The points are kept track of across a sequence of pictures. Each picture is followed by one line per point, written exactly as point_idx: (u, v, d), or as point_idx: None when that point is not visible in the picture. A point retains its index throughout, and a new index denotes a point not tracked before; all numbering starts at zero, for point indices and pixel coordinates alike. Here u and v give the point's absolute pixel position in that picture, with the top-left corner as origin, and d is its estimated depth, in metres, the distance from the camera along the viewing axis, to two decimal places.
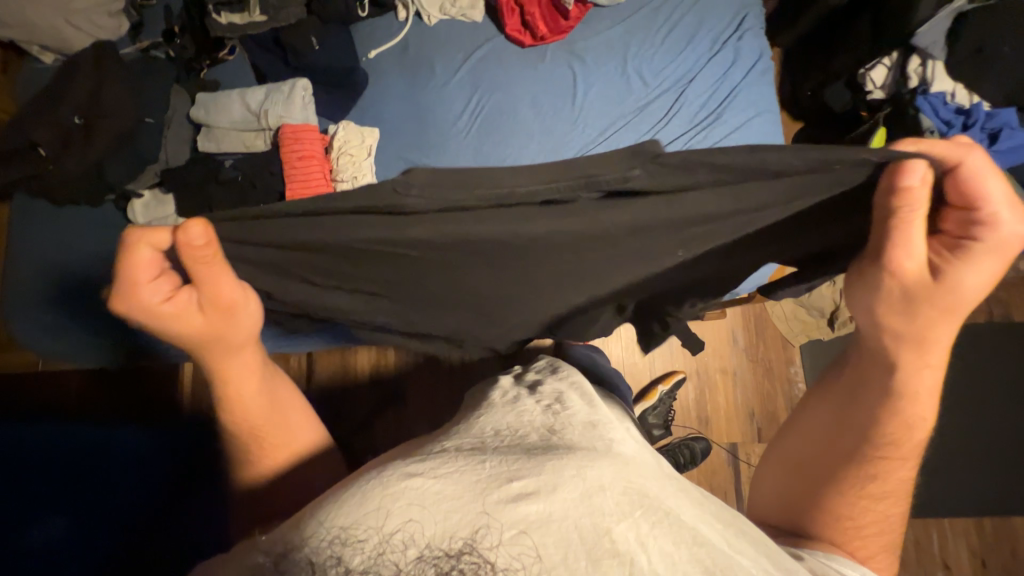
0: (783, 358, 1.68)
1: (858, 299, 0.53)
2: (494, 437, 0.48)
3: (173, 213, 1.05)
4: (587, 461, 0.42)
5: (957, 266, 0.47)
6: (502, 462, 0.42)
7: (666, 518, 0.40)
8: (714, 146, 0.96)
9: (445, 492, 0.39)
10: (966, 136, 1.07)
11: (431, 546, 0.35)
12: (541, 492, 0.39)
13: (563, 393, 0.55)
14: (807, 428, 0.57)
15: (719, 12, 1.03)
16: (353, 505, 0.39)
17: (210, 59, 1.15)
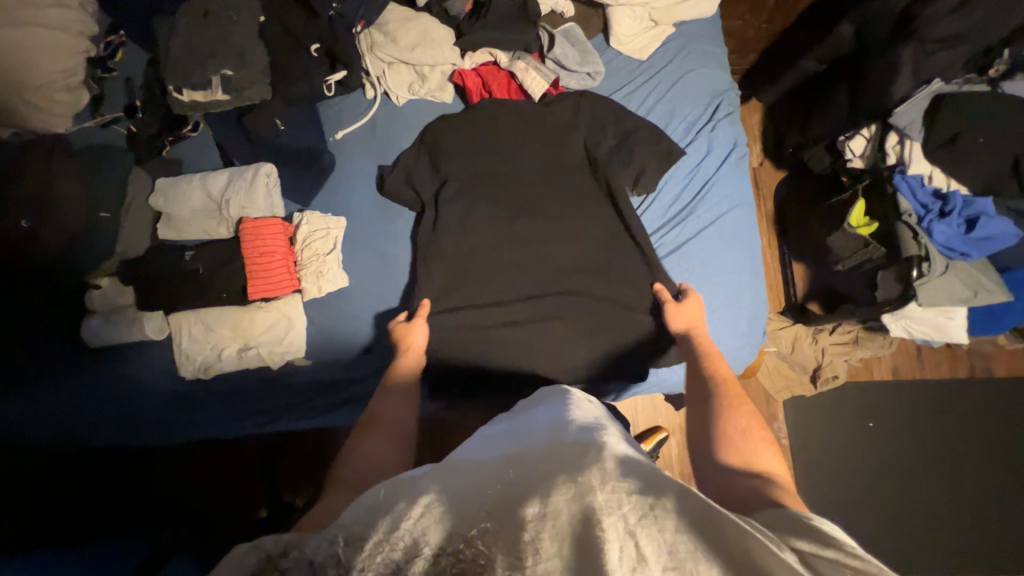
0: (767, 414, 1.64)
1: (728, 431, 0.73)
2: (499, 468, 0.57)
3: (133, 305, 1.01)
4: (579, 475, 0.52)
5: (731, 429, 0.73)
6: (501, 494, 0.52)
7: (649, 510, 0.47)
8: (688, 245, 0.95)
9: (457, 502, 0.51)
10: (945, 222, 1.05)
11: (435, 552, 0.46)
12: (538, 502, 0.49)
13: (567, 433, 0.62)
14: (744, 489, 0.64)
15: (694, 99, 1.00)
16: (380, 516, 0.50)
17: (172, 135, 1.10)
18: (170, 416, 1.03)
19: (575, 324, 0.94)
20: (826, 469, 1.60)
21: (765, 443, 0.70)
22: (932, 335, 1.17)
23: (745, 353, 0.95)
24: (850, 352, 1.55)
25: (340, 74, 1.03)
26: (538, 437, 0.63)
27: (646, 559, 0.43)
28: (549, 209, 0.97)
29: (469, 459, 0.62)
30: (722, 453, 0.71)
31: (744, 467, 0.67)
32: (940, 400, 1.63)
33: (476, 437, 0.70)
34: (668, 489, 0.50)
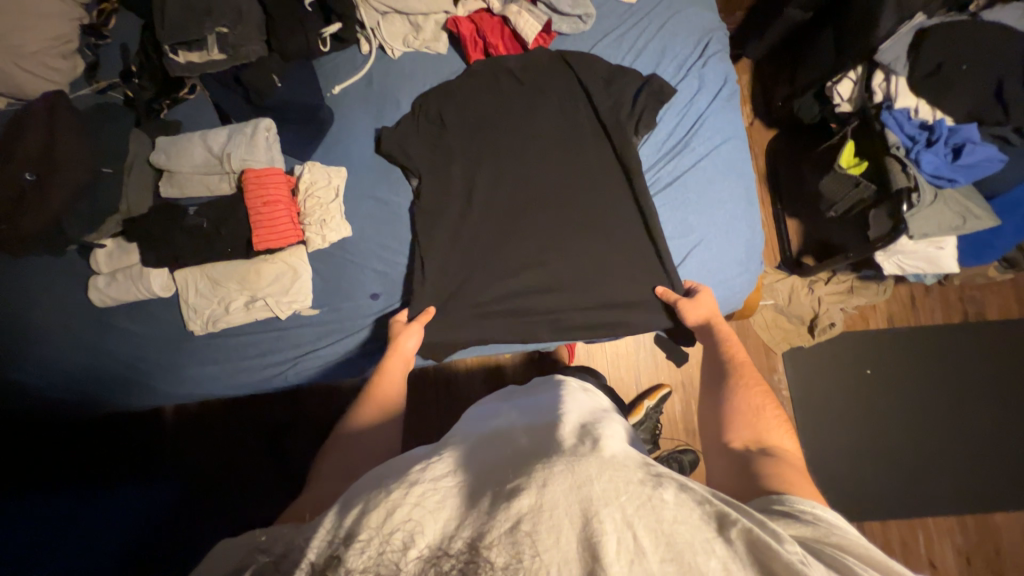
0: (767, 366, 1.66)
1: (740, 412, 0.74)
2: (496, 465, 0.56)
3: (139, 263, 1.02)
4: (577, 465, 0.50)
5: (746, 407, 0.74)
6: (499, 485, 0.50)
7: (649, 500, 0.46)
8: (683, 176, 0.98)
9: (453, 499, 0.50)
10: (932, 151, 1.07)
11: (432, 549, 0.43)
12: (533, 490, 0.47)
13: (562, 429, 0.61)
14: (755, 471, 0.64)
15: (684, 37, 1.02)
16: (370, 504, 0.48)
17: (170, 98, 1.12)
18: (182, 370, 1.05)
19: (577, 259, 0.97)
20: (826, 418, 1.63)
21: (776, 420, 0.72)
22: (924, 268, 1.20)
23: (744, 279, 0.99)
24: (846, 301, 1.59)
25: (336, 27, 1.06)
26: (534, 434, 0.62)
27: (646, 548, 0.42)
28: (547, 150, 0.99)
29: (465, 451, 0.60)
30: (732, 429, 0.72)
31: (754, 443, 0.69)
32: (934, 346, 1.66)
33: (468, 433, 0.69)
34: (668, 481, 0.50)
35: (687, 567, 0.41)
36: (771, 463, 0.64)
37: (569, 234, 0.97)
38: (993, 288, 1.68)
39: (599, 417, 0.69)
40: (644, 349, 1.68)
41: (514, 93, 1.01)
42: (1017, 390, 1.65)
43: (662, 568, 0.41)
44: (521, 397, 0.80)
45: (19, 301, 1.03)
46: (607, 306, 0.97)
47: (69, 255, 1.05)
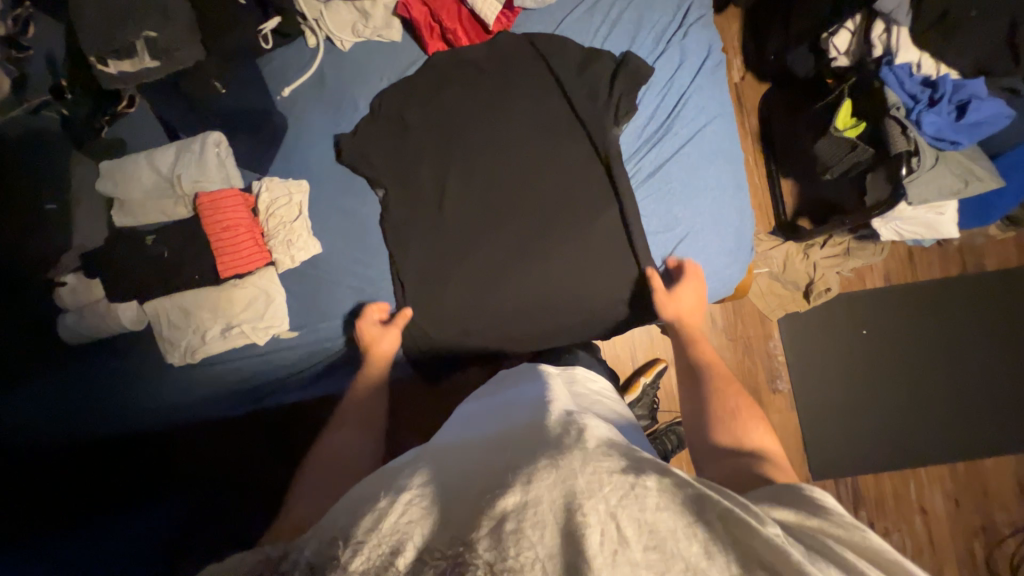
0: (762, 333, 1.64)
1: (722, 411, 0.77)
2: (482, 463, 0.55)
3: (103, 298, 0.98)
4: (561, 457, 0.49)
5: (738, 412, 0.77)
6: (485, 485, 0.50)
7: (633, 488, 0.45)
8: (666, 165, 0.91)
9: (442, 502, 0.49)
10: (935, 111, 0.99)
11: (426, 552, 0.42)
12: (518, 489, 0.46)
13: (545, 418, 0.60)
14: (751, 471, 0.65)
15: (662, 5, 0.92)
16: (360, 513, 0.47)
17: (108, 115, 1.02)
18: (169, 404, 1.03)
19: (557, 261, 0.92)
20: (822, 380, 1.64)
21: (755, 421, 0.75)
22: (922, 234, 1.14)
23: (733, 270, 0.94)
24: (842, 264, 1.55)
25: (275, 22, 0.96)
26: (518, 427, 0.61)
27: (631, 538, 0.41)
28: (519, 145, 0.92)
29: (452, 453, 0.59)
30: (717, 433, 0.74)
31: (739, 446, 0.71)
32: (931, 301, 1.64)
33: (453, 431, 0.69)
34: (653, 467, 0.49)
35: (669, 555, 0.40)
36: (764, 468, 0.66)
37: (548, 235, 0.92)
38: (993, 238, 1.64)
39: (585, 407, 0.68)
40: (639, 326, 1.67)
41: (478, 83, 0.93)
42: (1012, 338, 1.65)
43: (644, 557, 0.40)
44: (505, 390, 0.79)
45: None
46: (591, 307, 0.94)
47: None
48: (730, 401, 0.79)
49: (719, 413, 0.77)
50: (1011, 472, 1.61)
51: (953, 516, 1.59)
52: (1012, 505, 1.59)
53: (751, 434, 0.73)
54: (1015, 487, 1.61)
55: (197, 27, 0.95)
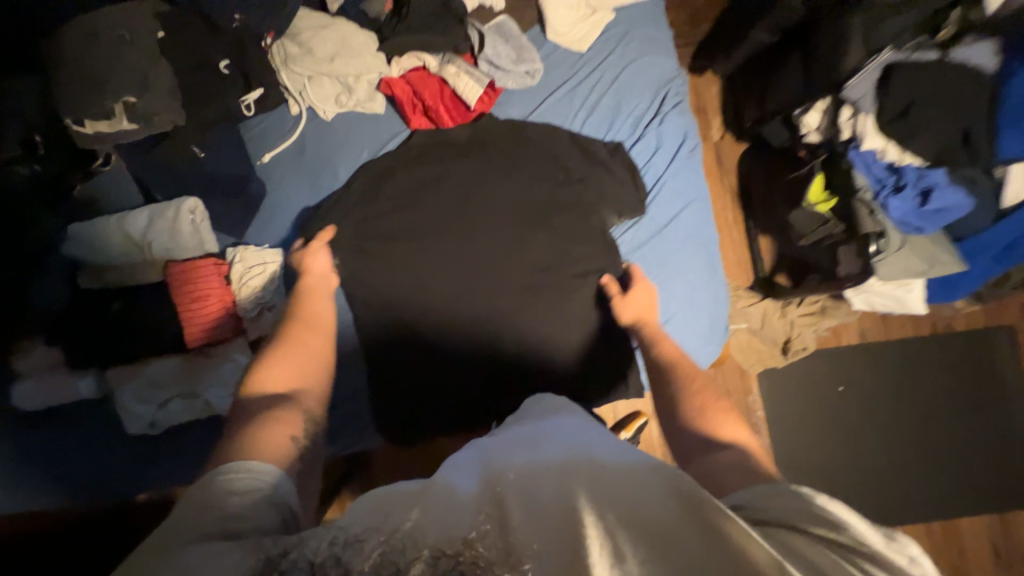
0: (741, 389, 1.64)
1: (688, 407, 0.72)
2: (487, 458, 0.53)
3: (60, 362, 0.94)
4: (567, 468, 0.47)
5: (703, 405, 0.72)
6: (485, 484, 0.48)
7: (634, 502, 0.43)
8: (643, 247, 0.93)
9: (447, 492, 0.47)
10: (899, 197, 1.04)
11: (428, 549, 0.41)
12: (519, 499, 0.45)
13: (552, 422, 0.58)
14: (724, 459, 0.60)
15: (639, 91, 0.96)
16: (362, 507, 0.46)
17: (82, 173, 0.99)
18: (121, 476, 0.98)
19: (533, 332, 0.92)
20: (800, 436, 1.63)
21: (724, 413, 0.70)
22: (891, 309, 1.18)
23: (709, 352, 0.94)
24: (818, 323, 1.58)
25: (257, 93, 0.95)
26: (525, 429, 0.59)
27: (633, 560, 0.39)
28: (497, 222, 0.93)
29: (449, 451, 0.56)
30: (689, 432, 0.68)
31: (709, 440, 0.65)
32: (906, 360, 1.67)
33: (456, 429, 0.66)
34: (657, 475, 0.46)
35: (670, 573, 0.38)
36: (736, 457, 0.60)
37: (528, 312, 0.90)
38: None
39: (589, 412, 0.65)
40: None
41: (460, 159, 0.94)
42: (981, 398, 1.69)
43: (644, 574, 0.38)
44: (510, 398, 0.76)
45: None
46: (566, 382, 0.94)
47: None
48: (693, 394, 0.74)
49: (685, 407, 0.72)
50: (984, 534, 1.62)
51: None
52: (988, 567, 1.59)
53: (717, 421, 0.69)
54: (989, 551, 1.61)
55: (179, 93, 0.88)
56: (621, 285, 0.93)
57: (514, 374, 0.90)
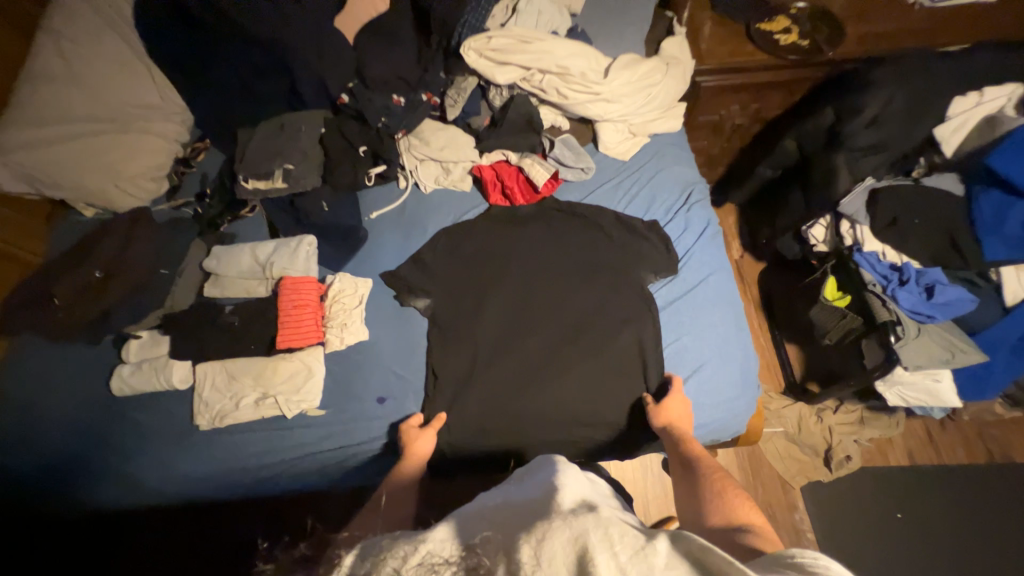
0: (785, 503, 1.53)
1: (708, 496, 0.78)
2: (510, 515, 0.63)
3: (165, 354, 1.09)
4: (577, 518, 0.56)
5: (723, 493, 0.77)
6: (502, 531, 0.59)
7: (642, 548, 0.51)
8: (676, 302, 1.08)
9: (468, 535, 0.59)
10: (907, 290, 1.16)
11: (450, 567, 0.53)
12: (533, 537, 0.54)
13: (565, 488, 0.68)
14: (739, 538, 0.67)
15: (670, 188, 1.22)
16: (398, 539, 0.59)
17: (231, 215, 1.29)
18: (178, 469, 1.03)
19: (576, 367, 1.05)
20: (861, 568, 1.45)
21: (740, 495, 0.75)
22: (928, 401, 1.20)
23: (742, 402, 1.01)
24: (859, 433, 1.56)
25: (381, 168, 1.28)
26: (545, 491, 0.68)
27: None
28: (552, 277, 1.14)
29: (470, 516, 0.64)
30: (708, 515, 0.74)
31: (727, 523, 0.71)
32: (968, 489, 1.54)
33: (488, 492, 0.76)
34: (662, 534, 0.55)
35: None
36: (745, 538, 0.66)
37: (572, 348, 1.07)
38: (1013, 427, 1.63)
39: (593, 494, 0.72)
40: (652, 475, 1.63)
41: (526, 229, 1.20)
42: None
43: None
44: (529, 467, 0.84)
45: (56, 383, 1.11)
46: (602, 418, 1.02)
47: (105, 344, 1.14)
48: (712, 484, 0.79)
49: (706, 496, 0.78)
50: None
51: None
52: None
53: (732, 504, 0.75)
54: None
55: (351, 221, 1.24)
56: (658, 334, 1.05)
57: (555, 404, 1.02)
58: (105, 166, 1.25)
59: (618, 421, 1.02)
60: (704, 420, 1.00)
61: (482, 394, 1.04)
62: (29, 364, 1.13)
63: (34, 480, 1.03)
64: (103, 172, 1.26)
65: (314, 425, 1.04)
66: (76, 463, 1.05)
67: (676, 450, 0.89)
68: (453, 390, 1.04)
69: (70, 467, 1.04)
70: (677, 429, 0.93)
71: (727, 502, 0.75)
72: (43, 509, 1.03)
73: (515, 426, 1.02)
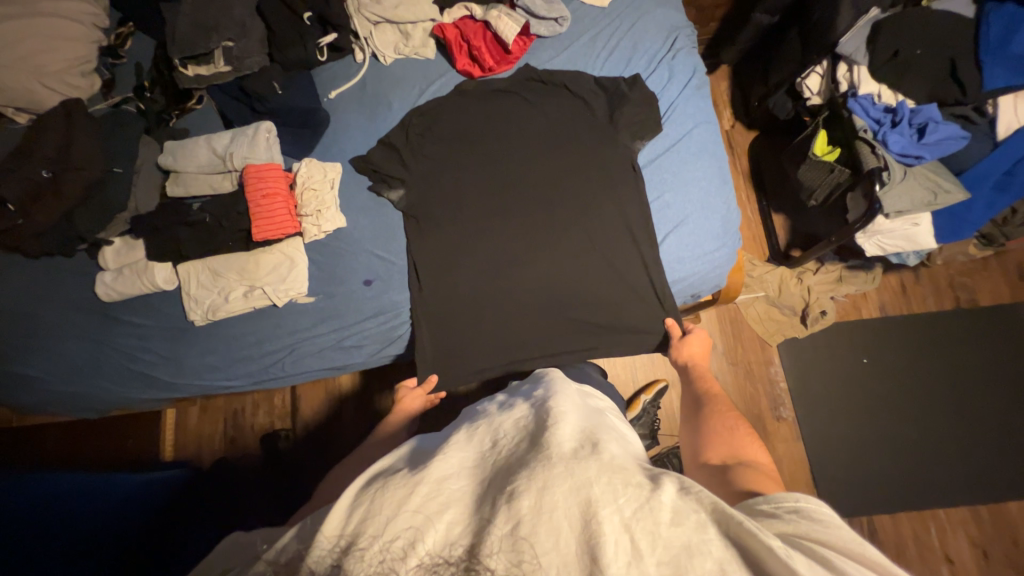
0: (762, 359, 1.65)
1: (711, 435, 0.86)
2: (501, 460, 0.60)
3: (143, 257, 1.07)
4: (577, 466, 0.54)
5: (728, 432, 0.85)
6: (496, 480, 0.56)
7: (647, 502, 0.50)
8: (659, 159, 1.04)
9: (459, 489, 0.57)
10: (898, 131, 1.12)
11: (440, 559, 0.49)
12: (534, 491, 0.52)
13: (559, 418, 0.64)
14: (735, 472, 0.73)
15: (653, 35, 1.11)
16: (382, 497, 0.55)
17: (179, 109, 1.18)
18: (183, 360, 1.08)
19: (560, 235, 1.03)
20: (826, 408, 1.62)
21: (750, 440, 0.81)
22: (903, 248, 1.23)
23: (723, 255, 1.03)
24: (835, 290, 1.62)
25: (332, 37, 1.14)
26: (534, 422, 0.65)
27: (644, 553, 0.46)
28: (529, 144, 1.07)
29: (474, 443, 0.65)
30: (714, 448, 0.82)
31: (731, 458, 0.78)
32: (928, 332, 1.67)
33: (469, 421, 0.75)
34: (667, 481, 0.54)
35: (683, 570, 0.45)
36: (745, 472, 0.72)
37: (554, 216, 1.04)
38: (983, 275, 1.70)
39: (595, 414, 0.72)
40: None
41: (498, 98, 1.11)
42: (1019, 377, 1.64)
43: (658, 570, 0.45)
44: (517, 394, 0.83)
45: (40, 297, 1.10)
46: (589, 281, 1.03)
47: (80, 256, 1.12)
48: (717, 425, 0.88)
49: (710, 431, 0.87)
50: None
51: (983, 570, 1.48)
52: None
53: (738, 444, 0.81)
54: None
55: (308, 133, 1.14)
56: (641, 196, 1.02)
57: (540, 270, 1.03)
58: (17, 60, 1.08)
59: (603, 283, 1.03)
60: (686, 274, 1.04)
61: (467, 268, 1.04)
62: (8, 282, 1.11)
63: (55, 383, 1.09)
64: (17, 66, 1.09)
65: (306, 312, 1.06)
66: (88, 366, 1.09)
67: (691, 396, 0.99)
68: (437, 268, 1.04)
69: (83, 370, 1.09)
70: (698, 365, 1.03)
71: (733, 441, 0.82)
72: (75, 404, 1.12)
73: (503, 297, 1.03)
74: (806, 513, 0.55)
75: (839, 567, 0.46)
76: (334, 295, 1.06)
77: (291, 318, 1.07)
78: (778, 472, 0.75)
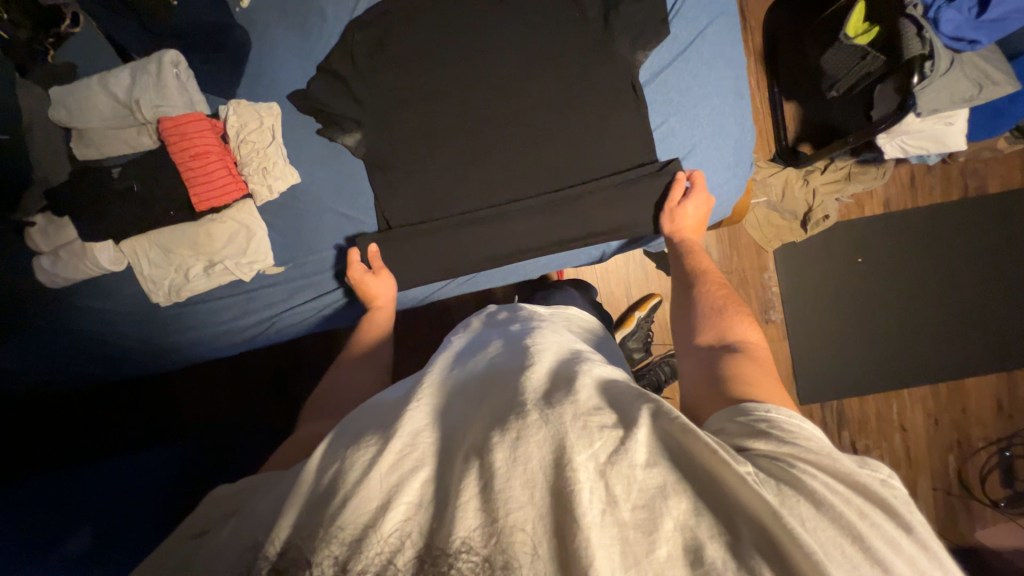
0: (757, 265, 1.63)
1: (698, 320, 0.78)
2: (470, 410, 0.56)
3: (76, 238, 0.90)
4: (552, 412, 0.50)
5: (728, 323, 0.75)
6: (466, 433, 0.52)
7: (624, 445, 0.47)
8: (664, 72, 0.89)
9: (424, 441, 0.52)
10: (954, 6, 0.92)
11: (408, 533, 0.46)
12: (507, 443, 0.48)
13: (531, 364, 0.60)
14: (726, 364, 0.67)
15: None
16: (344, 462, 0.50)
17: (53, 36, 0.91)
18: (155, 340, 1.01)
19: (550, 174, 0.91)
20: (814, 307, 1.65)
21: (743, 321, 0.75)
22: (927, 148, 1.11)
23: (731, 187, 0.97)
24: (842, 190, 1.51)
25: None
26: (505, 368, 0.62)
27: (619, 499, 0.44)
28: (506, 60, 0.88)
29: (444, 389, 0.61)
30: (701, 331, 0.76)
31: (719, 341, 0.72)
32: (928, 225, 1.63)
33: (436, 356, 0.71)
34: (642, 413, 0.50)
35: (657, 513, 0.44)
36: (735, 361, 0.66)
37: (541, 152, 0.90)
38: (997, 159, 1.61)
39: (571, 349, 0.68)
40: (634, 261, 1.67)
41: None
42: (1006, 263, 1.66)
43: (633, 516, 0.44)
44: (487, 329, 0.79)
45: None
46: (583, 225, 0.94)
47: None
48: (709, 302, 0.80)
49: (702, 310, 0.79)
50: (992, 394, 1.67)
51: (932, 434, 1.65)
52: (989, 423, 1.66)
53: (727, 330, 0.74)
54: (993, 404, 1.67)
55: (228, 62, 0.91)
56: (641, 121, 0.89)
57: (528, 218, 0.92)
58: None
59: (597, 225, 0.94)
60: None
61: (446, 222, 0.92)
62: None
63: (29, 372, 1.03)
64: None
65: (276, 280, 0.98)
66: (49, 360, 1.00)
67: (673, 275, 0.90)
68: (414, 226, 0.92)
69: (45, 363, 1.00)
70: (684, 238, 0.91)
71: (726, 326, 0.75)
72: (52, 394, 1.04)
73: (492, 250, 0.94)
74: (771, 422, 0.53)
75: (815, 494, 0.45)
76: (305, 259, 0.97)
77: (257, 285, 0.98)
78: (766, 351, 0.71)
